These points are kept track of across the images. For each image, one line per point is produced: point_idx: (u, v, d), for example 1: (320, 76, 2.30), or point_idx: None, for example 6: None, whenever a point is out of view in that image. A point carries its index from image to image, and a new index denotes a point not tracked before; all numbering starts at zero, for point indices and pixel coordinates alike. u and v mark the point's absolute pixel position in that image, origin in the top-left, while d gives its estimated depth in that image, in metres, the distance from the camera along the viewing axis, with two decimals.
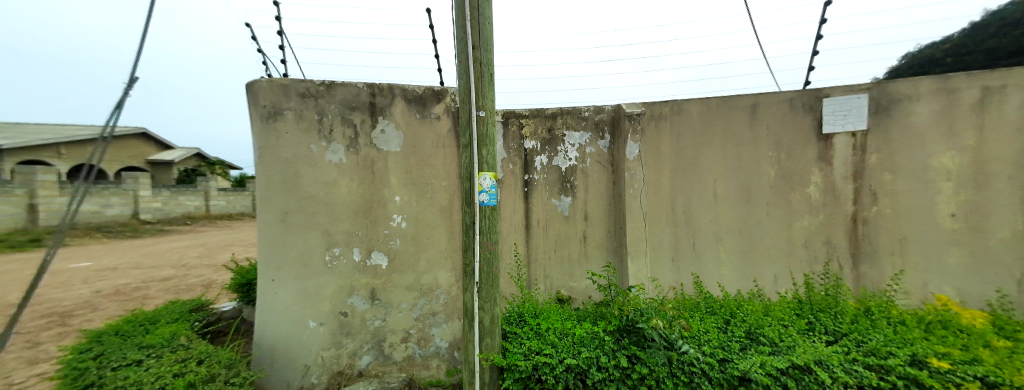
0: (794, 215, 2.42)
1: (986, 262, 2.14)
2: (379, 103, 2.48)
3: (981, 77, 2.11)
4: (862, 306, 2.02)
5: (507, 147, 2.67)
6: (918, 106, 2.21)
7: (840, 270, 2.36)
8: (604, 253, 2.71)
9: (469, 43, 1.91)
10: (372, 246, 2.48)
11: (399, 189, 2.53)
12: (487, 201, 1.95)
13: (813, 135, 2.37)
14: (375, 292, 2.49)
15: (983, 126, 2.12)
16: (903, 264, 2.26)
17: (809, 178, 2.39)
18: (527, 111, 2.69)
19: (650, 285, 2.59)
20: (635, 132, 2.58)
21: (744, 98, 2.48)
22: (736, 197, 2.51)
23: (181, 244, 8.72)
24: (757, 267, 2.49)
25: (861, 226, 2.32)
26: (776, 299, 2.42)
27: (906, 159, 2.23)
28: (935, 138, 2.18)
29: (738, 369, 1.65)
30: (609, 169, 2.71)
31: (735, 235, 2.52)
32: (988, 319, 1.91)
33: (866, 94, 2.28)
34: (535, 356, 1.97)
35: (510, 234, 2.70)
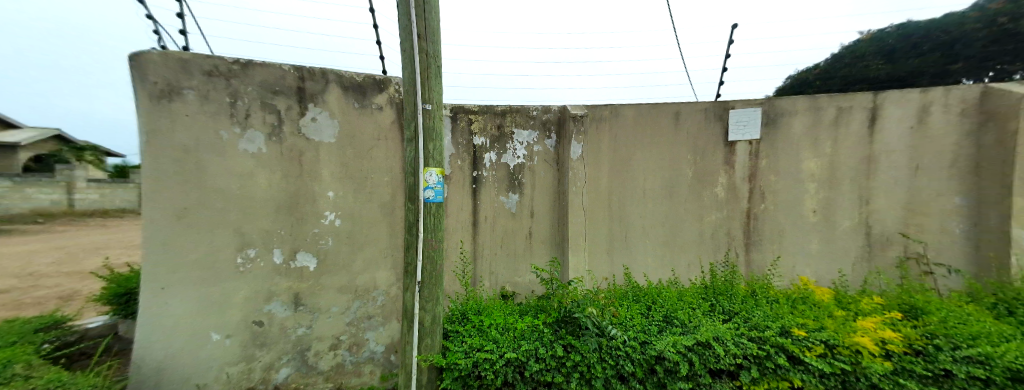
0: (705, 211, 2.78)
1: (835, 247, 2.70)
2: (309, 89, 2.24)
3: (839, 99, 2.64)
4: (750, 288, 2.42)
5: (456, 143, 2.64)
6: (796, 120, 2.69)
7: (737, 258, 2.78)
8: (547, 248, 2.82)
9: (414, 33, 1.83)
10: (297, 247, 2.25)
11: (331, 183, 2.32)
12: (433, 198, 1.90)
13: (720, 142, 2.76)
14: (300, 297, 2.26)
15: (839, 138, 2.66)
16: (779, 252, 2.75)
17: (717, 179, 2.77)
18: (477, 107, 2.68)
19: (587, 277, 2.76)
20: (579, 133, 2.69)
21: (668, 106, 2.77)
22: (660, 195, 2.80)
23: (30, 248, 6.88)
24: (676, 257, 2.82)
25: (753, 221, 2.76)
26: (688, 285, 2.78)
27: (785, 164, 2.71)
28: (804, 147, 2.69)
29: (655, 350, 1.85)
30: (554, 167, 2.81)
31: (660, 230, 2.81)
32: (833, 293, 2.43)
33: (759, 108, 2.70)
34: (476, 353, 1.98)
35: (456, 231, 2.67)
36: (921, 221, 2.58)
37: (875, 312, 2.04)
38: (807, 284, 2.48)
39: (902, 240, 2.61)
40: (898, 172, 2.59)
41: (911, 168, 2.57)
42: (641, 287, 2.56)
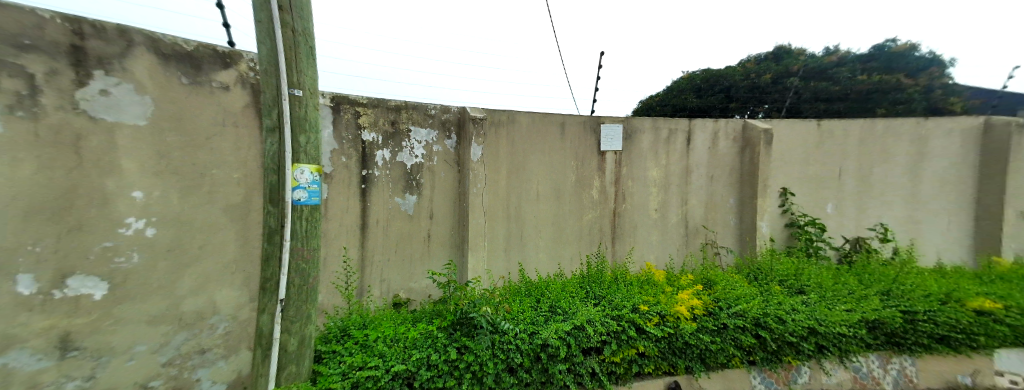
0: (583, 211, 3.20)
1: (668, 237, 3.44)
2: (96, 49, 1.59)
3: (673, 122, 3.40)
4: (614, 274, 2.92)
5: (339, 137, 2.32)
6: (645, 136, 3.34)
7: (606, 249, 3.29)
8: (447, 250, 2.76)
9: (273, 2, 1.50)
10: (67, 267, 1.54)
11: (141, 180, 1.72)
12: (306, 200, 1.62)
13: (594, 151, 3.21)
14: (70, 340, 1.55)
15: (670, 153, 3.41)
16: (634, 243, 3.38)
17: (591, 183, 3.22)
18: (365, 98, 2.42)
19: (485, 277, 2.78)
20: (479, 135, 2.68)
21: (554, 117, 3.08)
22: (550, 197, 3.09)
23: None
24: (561, 252, 3.15)
25: (618, 218, 3.32)
26: (569, 276, 3.14)
27: (638, 172, 3.34)
28: (650, 158, 3.35)
29: (541, 339, 2.03)
30: (455, 168, 2.75)
31: (548, 228, 3.09)
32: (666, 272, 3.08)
33: (620, 124, 3.26)
34: (356, 373, 1.76)
35: (339, 236, 2.35)
36: (714, 217, 3.49)
37: (690, 286, 2.70)
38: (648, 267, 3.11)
39: (703, 231, 3.48)
40: (703, 180, 3.44)
41: (707, 177, 3.47)
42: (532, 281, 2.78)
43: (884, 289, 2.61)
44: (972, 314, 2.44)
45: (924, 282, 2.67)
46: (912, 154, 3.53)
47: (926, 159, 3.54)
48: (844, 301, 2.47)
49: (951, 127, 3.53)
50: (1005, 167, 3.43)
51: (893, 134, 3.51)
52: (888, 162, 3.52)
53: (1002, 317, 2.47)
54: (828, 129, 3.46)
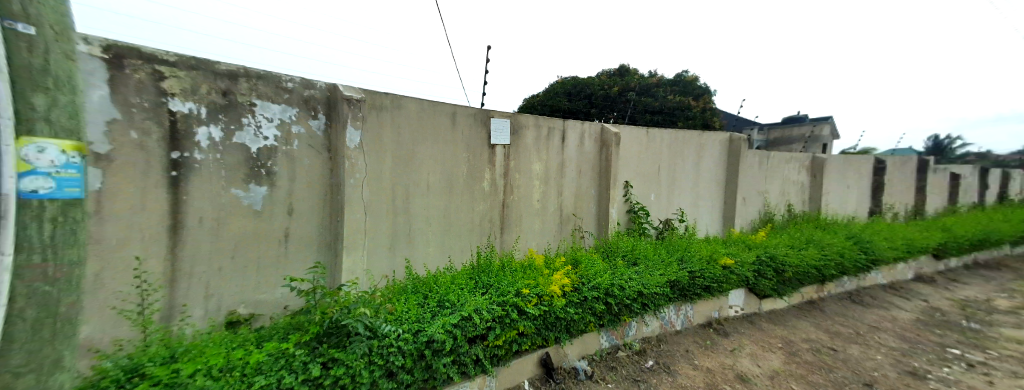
0: (475, 202, 3.16)
1: (547, 224, 3.73)
2: None
3: (554, 121, 3.66)
4: (501, 262, 3.06)
5: (128, 104, 1.70)
6: (530, 132, 3.50)
7: (495, 239, 3.36)
8: (315, 250, 2.34)
9: None
10: None
11: None
12: (59, 192, 1.11)
13: (485, 144, 3.20)
14: None
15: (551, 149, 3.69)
16: (520, 232, 3.54)
17: (483, 175, 3.20)
18: (173, 56, 1.82)
19: (363, 279, 2.49)
20: (355, 118, 2.34)
21: (444, 106, 2.93)
22: (443, 189, 2.95)
23: None
24: (452, 244, 3.06)
25: (507, 209, 3.41)
26: (460, 268, 3.09)
27: (525, 165, 3.48)
28: (534, 153, 3.54)
29: (426, 336, 1.95)
30: (324, 155, 2.34)
31: (439, 221, 2.95)
32: (546, 258, 3.32)
33: (507, 119, 3.30)
34: None
35: (129, 242, 1.74)
36: (582, 206, 4.00)
37: (562, 267, 3.08)
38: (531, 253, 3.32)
39: (573, 219, 3.94)
40: (575, 174, 3.88)
41: (577, 171, 3.92)
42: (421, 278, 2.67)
43: (680, 256, 3.60)
44: (721, 268, 3.64)
45: (700, 248, 3.84)
46: (695, 157, 4.92)
47: (702, 161, 5.01)
48: (659, 267, 3.28)
49: (714, 140, 5.10)
50: (736, 167, 5.22)
51: (686, 142, 4.81)
52: (683, 162, 4.80)
53: (733, 269, 3.76)
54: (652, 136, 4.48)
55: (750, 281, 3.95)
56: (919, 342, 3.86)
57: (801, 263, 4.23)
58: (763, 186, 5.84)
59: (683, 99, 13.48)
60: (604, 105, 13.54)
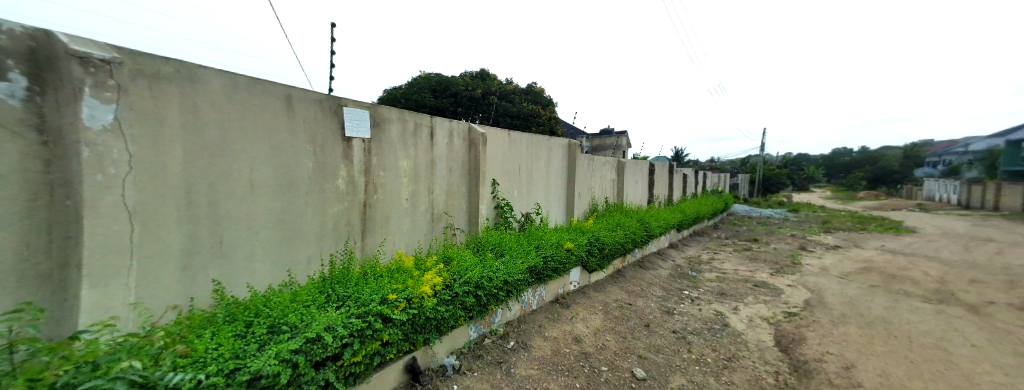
0: (325, 203, 2.68)
1: (416, 223, 3.52)
2: None
3: (418, 116, 3.43)
4: (362, 269, 2.71)
5: None
6: (393, 126, 3.18)
7: (354, 244, 2.94)
8: (18, 286, 1.48)
9: None
10: None
11: None
12: None
13: (337, 137, 2.72)
14: None
15: (417, 146, 3.46)
16: (386, 234, 3.21)
17: (336, 172, 2.74)
18: None
19: (128, 316, 1.81)
20: (109, 89, 1.67)
21: (274, 86, 2.33)
22: (278, 189, 2.39)
23: None
24: (292, 254, 2.51)
25: (368, 209, 3.02)
26: (304, 283, 2.59)
27: (389, 162, 3.15)
28: (399, 149, 3.26)
29: (248, 373, 1.53)
30: (36, 139, 1.49)
31: (273, 228, 2.38)
32: (417, 261, 3.07)
33: (366, 110, 2.94)
34: None
35: None
36: (453, 203, 3.96)
37: (432, 266, 2.98)
38: (401, 255, 3.05)
39: (444, 217, 3.86)
40: (444, 172, 3.79)
41: (447, 169, 3.84)
42: (244, 301, 2.09)
43: (537, 244, 4.05)
44: (565, 251, 4.31)
45: (550, 235, 4.44)
46: (545, 159, 5.59)
47: (551, 162, 5.74)
48: (519, 255, 3.60)
49: (559, 144, 5.92)
50: (572, 166, 6.25)
51: (539, 145, 5.39)
52: (536, 162, 5.37)
53: (573, 251, 4.49)
54: (513, 138, 4.83)
55: (585, 259, 4.80)
56: (674, 290, 5.58)
57: (614, 242, 5.50)
58: (591, 182, 7.19)
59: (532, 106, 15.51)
60: (471, 105, 14.65)
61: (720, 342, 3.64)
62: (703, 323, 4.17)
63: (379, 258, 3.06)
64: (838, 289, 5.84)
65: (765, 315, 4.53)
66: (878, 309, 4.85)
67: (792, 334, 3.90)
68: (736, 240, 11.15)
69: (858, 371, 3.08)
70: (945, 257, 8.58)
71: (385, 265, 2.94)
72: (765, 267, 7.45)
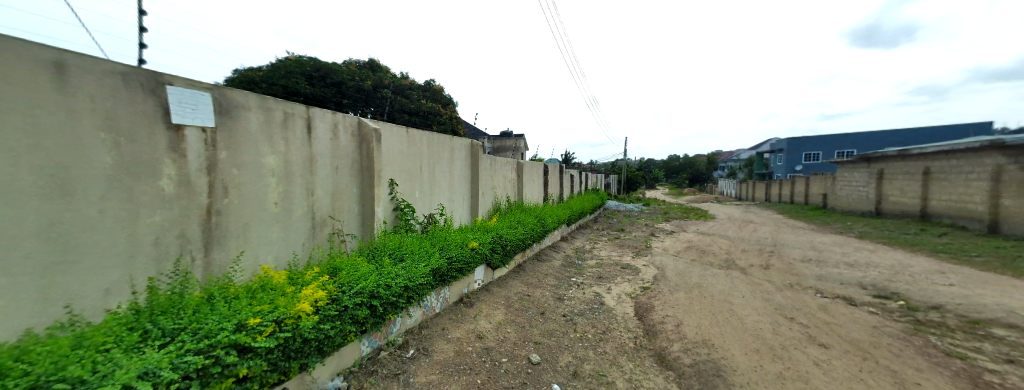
0: (138, 210, 1.94)
1: (290, 231, 2.92)
2: None
3: (285, 105, 2.85)
4: (205, 294, 2.11)
5: None
6: (250, 115, 2.57)
7: (191, 263, 2.21)
8: None
9: None
10: None
11: None
12: None
13: (156, 124, 2.02)
14: None
15: (288, 141, 2.89)
16: (243, 246, 2.53)
17: (160, 169, 2.04)
18: None
19: None
20: None
21: (28, 47, 1.59)
22: (44, 192, 1.60)
23: None
24: (72, 283, 1.70)
25: (214, 217, 2.33)
26: (99, 322, 1.78)
27: (245, 157, 2.52)
28: (262, 143, 2.65)
29: None
30: None
31: (39, 240, 1.59)
32: (288, 274, 2.62)
33: (208, 93, 2.30)
34: None
35: None
36: (340, 206, 3.48)
37: (313, 280, 2.56)
38: (266, 271, 2.54)
39: (331, 222, 3.36)
40: (329, 169, 3.31)
41: (332, 167, 3.37)
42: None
43: (442, 246, 3.93)
44: (470, 250, 4.31)
45: (456, 236, 4.38)
46: (448, 159, 5.45)
47: (454, 162, 5.64)
48: (423, 259, 3.43)
49: (461, 144, 5.85)
50: (476, 165, 6.26)
51: (441, 144, 5.22)
52: (439, 162, 5.20)
53: (479, 250, 4.52)
54: (415, 137, 4.57)
55: (489, 258, 4.89)
56: (564, 278, 6.12)
57: (516, 240, 5.78)
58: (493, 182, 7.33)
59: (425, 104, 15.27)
60: (358, 98, 13.84)
61: (598, 320, 4.13)
62: (586, 305, 4.66)
63: (233, 278, 2.41)
64: (673, 266, 7.28)
65: (629, 292, 5.36)
66: (699, 278, 6.21)
67: (645, 304, 4.70)
68: (610, 230, 12.95)
69: (679, 327, 3.81)
70: (739, 235, 11.65)
71: (242, 286, 2.38)
72: (629, 252, 8.88)
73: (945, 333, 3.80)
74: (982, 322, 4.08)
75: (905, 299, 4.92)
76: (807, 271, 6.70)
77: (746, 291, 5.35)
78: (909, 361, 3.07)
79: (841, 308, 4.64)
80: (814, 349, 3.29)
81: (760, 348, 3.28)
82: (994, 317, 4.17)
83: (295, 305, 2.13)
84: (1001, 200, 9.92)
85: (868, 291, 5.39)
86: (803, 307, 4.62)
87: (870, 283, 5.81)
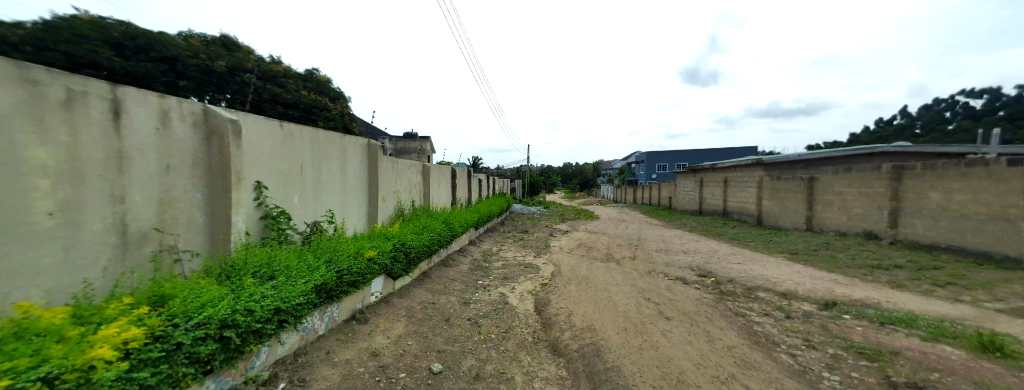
0: None
1: (75, 255, 2.01)
2: None
3: (64, 76, 1.96)
4: None
5: None
6: None
7: None
8: None
9: None
10: None
11: None
12: None
13: None
14: None
15: (73, 125, 1.99)
16: None
17: None
18: None
19: None
20: None
21: None
22: None
23: None
24: None
25: None
26: None
27: None
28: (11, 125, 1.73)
29: None
30: None
31: None
32: (68, 311, 1.76)
33: None
34: None
35: None
36: (172, 214, 2.63)
37: (123, 314, 1.80)
38: (21, 309, 1.61)
39: (156, 236, 2.49)
40: (152, 167, 2.46)
41: (161, 165, 2.54)
42: None
43: (328, 258, 3.46)
44: (366, 260, 3.91)
45: (348, 246, 3.91)
46: (338, 161, 4.87)
47: (347, 165, 5.08)
48: (303, 274, 2.93)
49: (355, 144, 5.28)
50: (374, 169, 5.78)
51: (328, 144, 4.63)
52: (326, 164, 4.61)
53: (376, 259, 4.13)
54: (291, 133, 3.92)
55: (389, 267, 4.52)
56: (470, 281, 6.09)
57: (421, 246, 5.55)
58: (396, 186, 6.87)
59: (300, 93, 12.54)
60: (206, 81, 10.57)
61: (502, 319, 4.24)
62: (491, 306, 4.74)
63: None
64: (567, 262, 8.00)
65: (530, 289, 5.69)
66: (588, 271, 6.97)
67: (543, 300, 5.02)
68: (515, 232, 13.50)
69: (569, 317, 4.20)
70: (618, 232, 13.54)
71: None
72: (531, 252, 9.40)
73: (736, 297, 5.14)
74: (755, 289, 5.59)
75: (713, 276, 6.47)
76: (661, 259, 8.20)
77: (621, 280, 6.25)
78: (716, 322, 4.02)
79: (679, 286, 5.84)
80: (663, 322, 4.03)
81: (629, 326, 3.84)
82: (770, 283, 5.82)
83: (83, 354, 1.38)
84: (762, 200, 13.92)
85: (693, 271, 6.89)
86: (659, 289, 5.62)
87: (702, 264, 7.43)
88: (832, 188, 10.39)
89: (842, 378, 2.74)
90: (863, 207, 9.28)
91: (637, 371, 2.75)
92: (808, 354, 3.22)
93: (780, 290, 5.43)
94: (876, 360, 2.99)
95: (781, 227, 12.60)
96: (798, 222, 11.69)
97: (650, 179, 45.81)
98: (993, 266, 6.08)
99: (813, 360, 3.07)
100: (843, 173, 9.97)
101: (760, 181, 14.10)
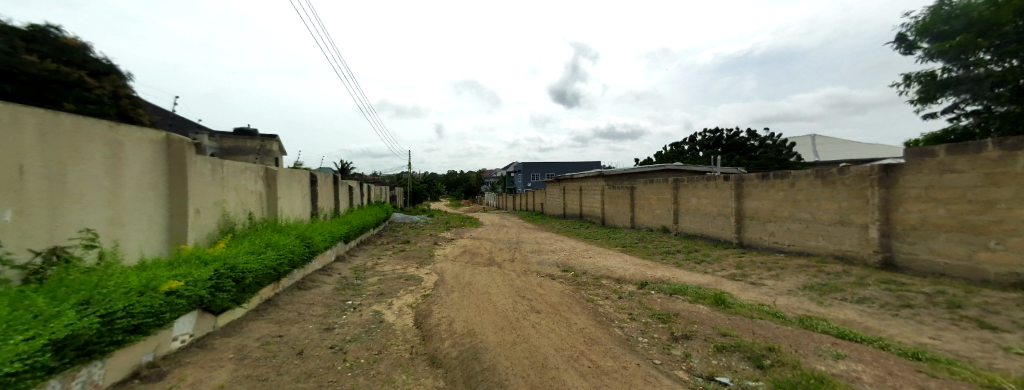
0: None
1: None
2: None
3: None
4: None
5: None
6: None
7: None
8: None
9: None
10: None
11: None
12: None
13: None
14: None
15: None
16: None
17: None
18: None
19: None
20: None
21: None
22: None
23: None
24: None
25: None
26: None
27: None
28: None
29: None
30: None
31: None
32: None
33: None
34: None
35: None
36: None
37: None
38: None
39: None
40: None
41: None
42: None
43: (82, 300, 2.20)
44: (164, 295, 2.73)
45: (125, 281, 2.68)
46: (103, 158, 3.21)
47: (122, 164, 3.43)
48: (26, 325, 1.73)
49: (141, 137, 3.67)
50: (182, 172, 4.18)
51: (85, 132, 3.01)
52: (81, 161, 2.97)
53: (182, 292, 2.96)
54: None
55: (207, 299, 3.31)
56: (336, 303, 5.25)
57: (259, 267, 4.38)
58: (219, 194, 5.21)
59: (70, 69, 6.01)
60: None
61: (374, 340, 3.80)
62: (361, 327, 4.22)
63: None
64: (451, 270, 7.90)
65: (409, 303, 5.34)
66: (471, 277, 7.06)
67: (425, 311, 4.79)
68: (394, 243, 12.50)
69: (450, 325, 4.11)
70: (497, 237, 14.23)
71: None
72: (413, 263, 8.86)
73: (588, 286, 6.15)
74: (601, 277, 6.81)
75: (572, 269, 7.54)
76: (534, 259, 9.04)
77: (502, 282, 6.57)
78: (573, 309, 4.70)
79: (547, 281, 6.58)
80: (534, 316, 4.41)
81: (505, 325, 4.04)
82: (613, 271, 7.20)
83: None
84: (605, 205, 17.11)
85: (558, 267, 7.86)
86: (532, 286, 6.18)
87: (566, 261, 8.55)
88: (644, 195, 13.58)
89: (650, 339, 3.60)
90: (661, 209, 12.47)
91: (509, 365, 2.89)
92: (631, 324, 4.10)
93: (616, 276, 6.80)
94: (666, 322, 4.06)
95: (617, 226, 15.78)
96: (627, 222, 14.80)
97: (524, 188, 50.21)
98: (725, 246, 9.14)
99: (633, 329, 3.94)
100: (650, 184, 13.16)
101: (602, 189, 17.41)
